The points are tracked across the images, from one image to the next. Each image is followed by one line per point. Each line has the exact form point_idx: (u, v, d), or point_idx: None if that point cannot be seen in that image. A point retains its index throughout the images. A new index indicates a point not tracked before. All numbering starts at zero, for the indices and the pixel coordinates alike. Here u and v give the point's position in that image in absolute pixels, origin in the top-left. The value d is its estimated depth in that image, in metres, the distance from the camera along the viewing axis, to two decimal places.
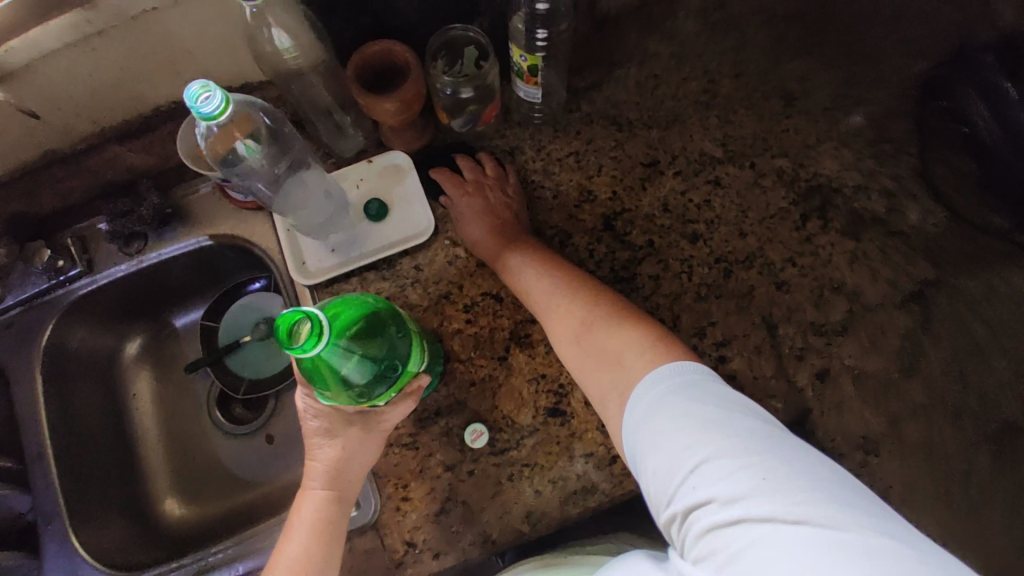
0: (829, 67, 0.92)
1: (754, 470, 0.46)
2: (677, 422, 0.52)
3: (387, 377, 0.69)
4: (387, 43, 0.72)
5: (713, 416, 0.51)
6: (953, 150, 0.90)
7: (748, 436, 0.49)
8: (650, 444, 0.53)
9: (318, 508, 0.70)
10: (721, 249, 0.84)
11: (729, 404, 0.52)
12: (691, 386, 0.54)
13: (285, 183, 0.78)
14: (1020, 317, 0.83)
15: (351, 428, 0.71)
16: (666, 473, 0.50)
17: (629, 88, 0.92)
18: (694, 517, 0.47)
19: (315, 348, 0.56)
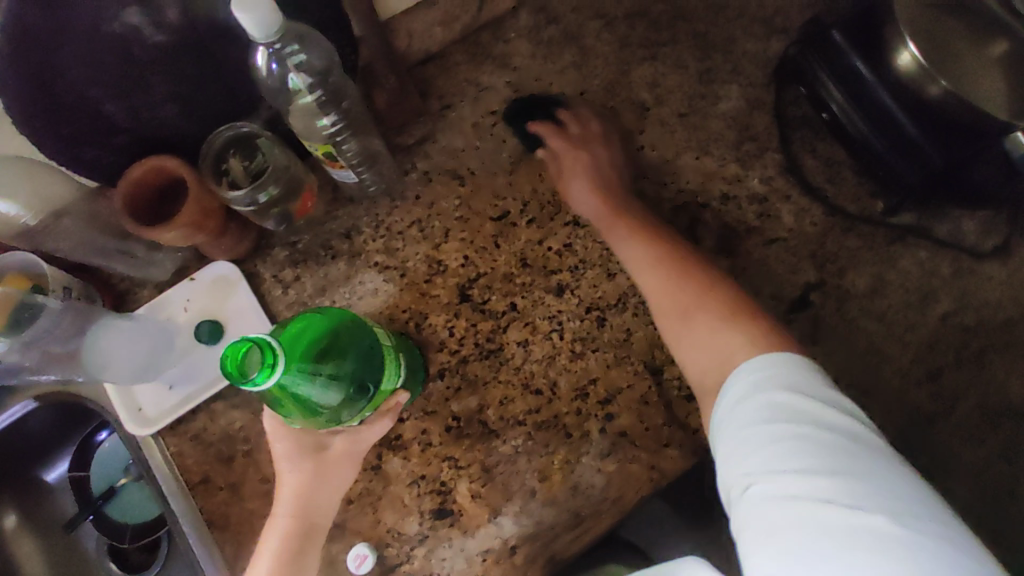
0: (675, 72, 0.86)
1: (841, 471, 0.45)
2: (766, 404, 0.51)
3: (360, 401, 0.63)
4: (154, 162, 0.63)
5: (808, 410, 0.49)
6: (819, 136, 0.83)
7: (834, 440, 0.47)
8: (736, 422, 0.52)
9: (283, 541, 0.65)
10: (589, 297, 0.77)
11: (833, 403, 0.50)
12: (798, 373, 0.52)
13: (82, 351, 0.69)
14: (909, 305, 0.79)
15: (328, 454, 0.67)
16: (743, 451, 0.49)
17: (466, 131, 0.82)
18: (752, 491, 0.47)
19: (266, 383, 0.49)
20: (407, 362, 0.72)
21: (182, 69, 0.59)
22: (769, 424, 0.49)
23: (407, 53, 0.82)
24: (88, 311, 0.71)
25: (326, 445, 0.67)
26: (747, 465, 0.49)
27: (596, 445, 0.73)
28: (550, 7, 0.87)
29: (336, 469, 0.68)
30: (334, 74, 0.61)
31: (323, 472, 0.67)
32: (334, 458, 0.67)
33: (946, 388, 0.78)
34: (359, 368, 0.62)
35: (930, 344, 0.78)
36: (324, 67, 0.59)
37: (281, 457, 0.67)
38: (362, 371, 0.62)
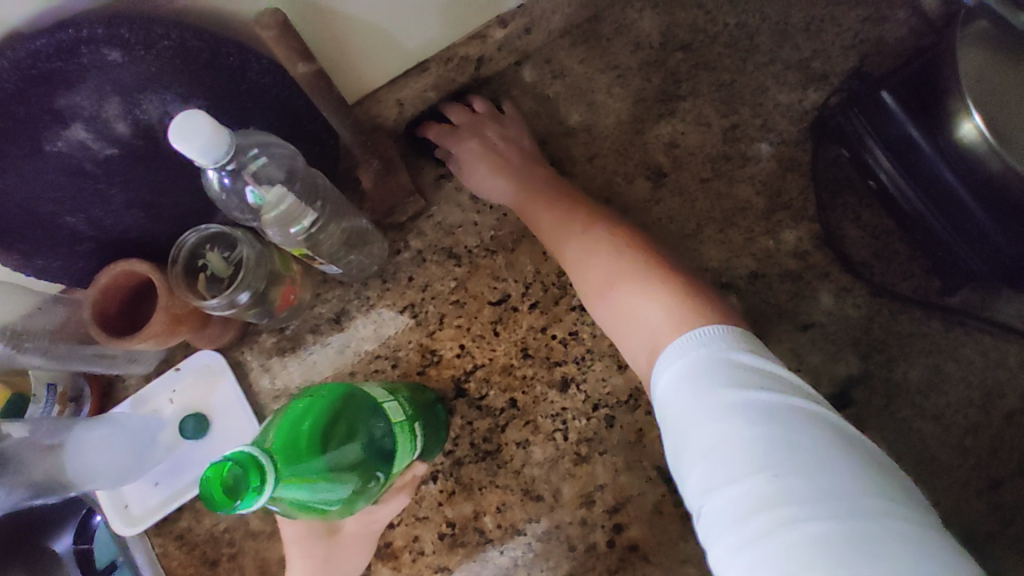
0: (697, 130, 0.77)
1: (784, 464, 0.39)
2: (695, 398, 0.43)
3: (367, 489, 0.51)
4: (123, 265, 0.59)
5: (737, 398, 0.42)
6: (863, 203, 0.73)
7: (771, 426, 0.40)
8: (672, 425, 0.45)
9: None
10: (597, 391, 0.70)
11: (763, 381, 0.43)
12: (723, 354, 0.45)
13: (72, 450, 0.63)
14: (968, 403, 0.69)
15: (342, 534, 0.60)
16: (689, 462, 0.42)
17: (463, 204, 0.76)
18: (704, 506, 0.41)
19: (252, 504, 0.37)
20: (428, 424, 0.65)
21: (141, 176, 0.56)
22: (703, 428, 0.42)
23: (398, 121, 0.75)
24: (58, 425, 0.64)
25: (337, 528, 0.59)
26: (695, 478, 0.42)
27: (603, 560, 0.67)
28: (556, 59, 0.78)
29: (349, 554, 0.61)
30: (298, 182, 0.56)
31: (335, 559, 0.60)
32: (346, 540, 0.60)
33: (1016, 501, 0.67)
34: (373, 448, 0.50)
35: (993, 449, 0.68)
36: (284, 180, 0.55)
37: (290, 542, 0.60)
38: (370, 460, 0.50)
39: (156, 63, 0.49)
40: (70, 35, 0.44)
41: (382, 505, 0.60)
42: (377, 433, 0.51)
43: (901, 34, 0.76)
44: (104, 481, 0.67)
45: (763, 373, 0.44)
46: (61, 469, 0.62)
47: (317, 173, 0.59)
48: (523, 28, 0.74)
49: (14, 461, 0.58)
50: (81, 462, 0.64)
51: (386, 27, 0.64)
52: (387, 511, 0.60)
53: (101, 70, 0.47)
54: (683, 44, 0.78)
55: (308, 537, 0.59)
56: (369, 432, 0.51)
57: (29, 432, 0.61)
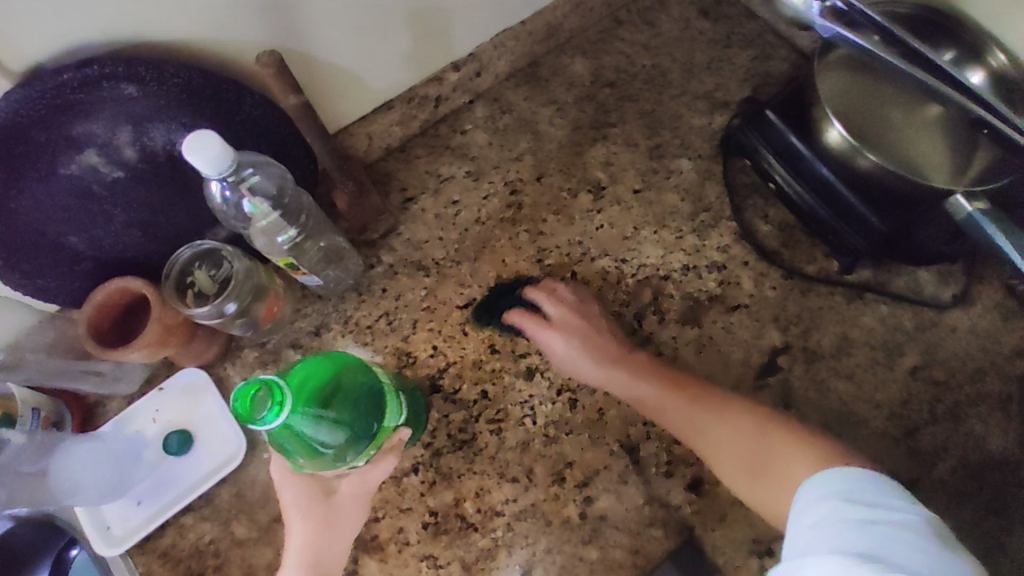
0: (627, 149, 0.89)
1: (898, 565, 0.44)
2: (840, 508, 0.50)
3: (361, 440, 0.58)
4: (118, 285, 0.64)
5: (856, 508, 0.50)
6: (769, 202, 0.86)
7: (905, 539, 0.46)
8: (807, 520, 0.51)
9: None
10: (560, 378, 0.77)
11: (912, 512, 0.49)
12: (874, 487, 0.52)
13: (55, 468, 0.67)
14: (874, 363, 0.80)
15: (339, 493, 0.64)
16: (814, 544, 0.49)
17: (430, 222, 0.85)
18: (811, 571, 0.47)
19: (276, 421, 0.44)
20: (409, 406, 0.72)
21: (140, 197, 0.63)
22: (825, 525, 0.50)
23: (367, 153, 0.84)
24: (50, 439, 0.68)
25: (333, 489, 0.64)
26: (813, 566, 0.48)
27: (577, 532, 0.72)
28: (503, 98, 0.91)
29: (348, 514, 0.65)
30: (288, 194, 0.64)
31: (334, 519, 0.64)
32: (343, 500, 0.64)
33: (926, 443, 0.77)
34: (358, 409, 0.58)
35: (902, 400, 0.79)
36: (276, 192, 0.63)
37: (290, 507, 0.63)
38: (359, 413, 0.58)
39: (166, 98, 0.57)
40: (95, 72, 0.52)
41: (373, 469, 0.63)
42: (363, 398, 0.59)
43: (785, 68, 0.92)
44: (88, 497, 0.70)
45: (908, 506, 0.50)
46: (43, 485, 0.66)
47: (309, 202, 0.67)
48: (473, 72, 0.87)
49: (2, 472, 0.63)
50: (62, 480, 0.67)
51: (357, 72, 0.75)
52: (379, 473, 0.64)
53: (117, 103, 0.55)
54: (609, 81, 0.92)
55: (309, 500, 0.63)
56: (355, 396, 0.58)
57: (23, 441, 0.65)
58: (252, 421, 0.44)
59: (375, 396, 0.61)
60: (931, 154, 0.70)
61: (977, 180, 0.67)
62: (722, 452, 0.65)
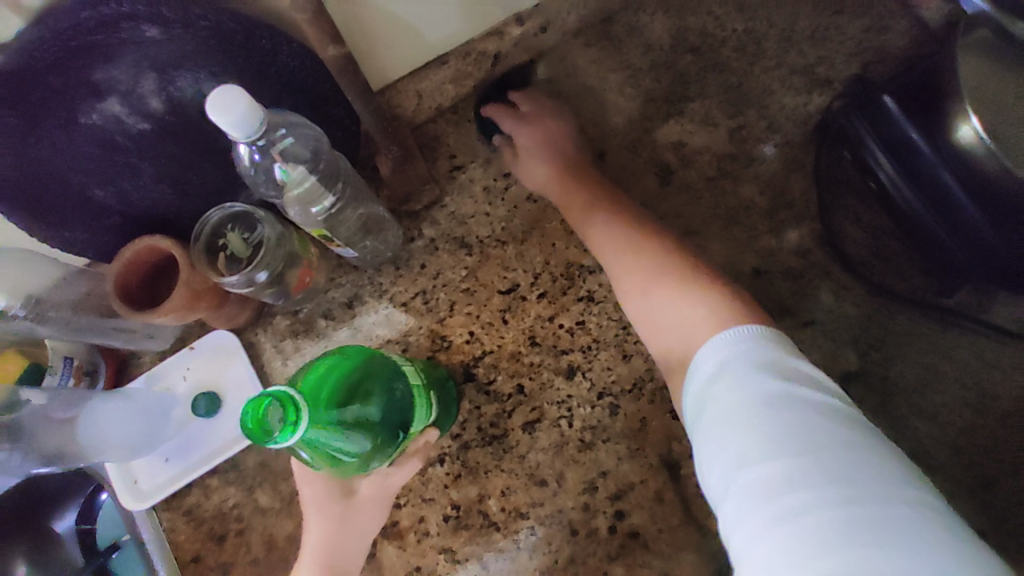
0: (705, 129, 0.79)
1: (802, 442, 0.42)
2: (731, 389, 0.46)
3: (390, 445, 0.53)
4: (147, 240, 0.61)
5: (773, 389, 0.45)
6: (864, 204, 0.75)
7: (798, 412, 0.43)
8: (706, 407, 0.48)
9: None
10: (602, 380, 0.71)
11: (795, 378, 0.46)
12: (759, 351, 0.49)
13: (82, 424, 0.65)
14: (960, 401, 0.71)
15: (357, 497, 0.61)
16: (719, 438, 0.45)
17: (476, 195, 0.78)
18: (730, 485, 0.43)
19: (291, 443, 0.39)
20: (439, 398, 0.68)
21: (169, 152, 0.58)
22: (741, 408, 0.45)
23: (415, 113, 0.77)
24: (75, 396, 0.66)
25: (353, 489, 0.61)
26: (722, 458, 0.44)
27: (605, 546, 0.67)
28: (569, 59, 0.81)
29: (366, 514, 0.63)
30: (325, 161, 0.58)
31: (351, 518, 0.62)
32: (362, 502, 0.62)
33: (1009, 498, 0.69)
34: (388, 411, 0.53)
35: (988, 446, 0.70)
36: (311, 158, 0.57)
37: (309, 503, 0.62)
38: (390, 417, 0.53)
39: (192, 43, 0.51)
40: (111, 10, 0.46)
41: (397, 471, 0.61)
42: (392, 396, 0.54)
43: (904, 45, 0.78)
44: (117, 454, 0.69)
45: (794, 370, 0.47)
46: (71, 443, 0.64)
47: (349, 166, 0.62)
48: (539, 27, 0.77)
49: (26, 431, 0.61)
50: (88, 437, 0.65)
51: (410, 20, 0.67)
52: (403, 475, 0.62)
53: (139, 46, 0.49)
54: (693, 47, 0.81)
55: (329, 498, 0.61)
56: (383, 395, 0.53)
57: (45, 401, 0.64)
58: (268, 439, 0.39)
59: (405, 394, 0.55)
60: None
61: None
62: (635, 289, 0.64)
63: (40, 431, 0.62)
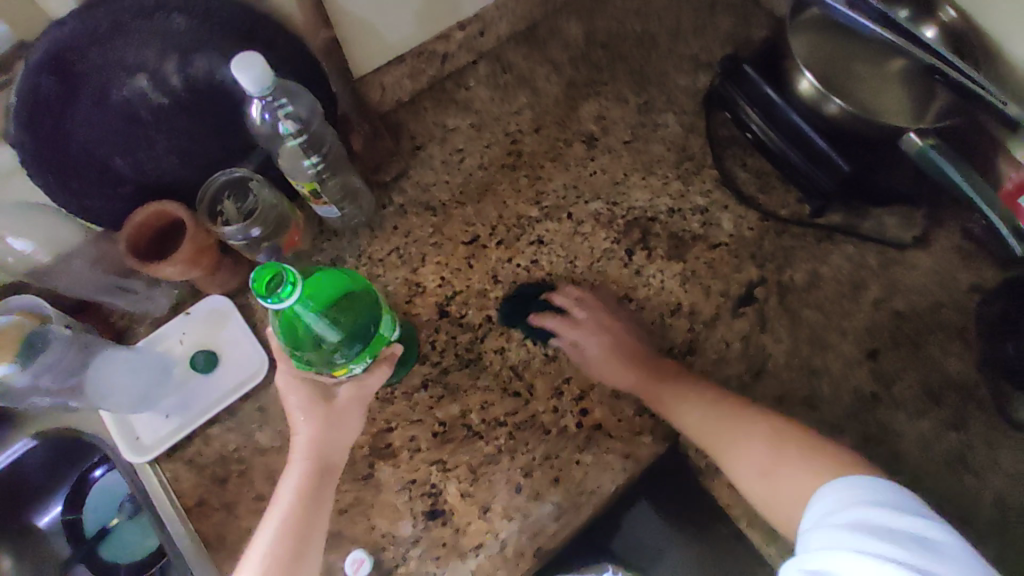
0: (619, 105, 0.98)
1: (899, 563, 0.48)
2: (845, 513, 0.55)
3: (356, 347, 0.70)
4: (156, 205, 0.71)
5: (884, 514, 0.53)
6: (748, 152, 0.95)
7: (901, 539, 0.50)
8: (818, 528, 0.55)
9: (297, 490, 0.69)
10: (558, 305, 0.85)
11: (914, 514, 0.52)
12: (880, 491, 0.56)
13: (95, 365, 0.76)
14: (842, 295, 0.88)
15: (334, 402, 0.72)
16: (822, 539, 0.53)
17: (436, 167, 0.92)
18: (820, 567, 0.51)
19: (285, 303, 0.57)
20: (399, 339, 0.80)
21: (181, 126, 0.70)
22: (846, 525, 0.53)
23: (380, 102, 0.91)
24: (95, 342, 0.77)
25: (332, 394, 0.72)
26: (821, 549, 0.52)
27: (573, 439, 0.79)
28: (504, 56, 0.99)
29: (347, 418, 0.73)
30: (317, 121, 0.70)
31: (334, 422, 0.72)
32: (341, 406, 0.72)
33: (890, 365, 0.85)
34: (354, 326, 0.70)
35: (867, 327, 0.86)
36: (307, 115, 0.69)
37: (295, 408, 0.71)
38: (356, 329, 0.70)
39: (202, 29, 0.65)
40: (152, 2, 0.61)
41: (370, 376, 0.73)
42: (361, 313, 0.71)
43: (764, 32, 1.00)
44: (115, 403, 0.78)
45: (916, 511, 0.53)
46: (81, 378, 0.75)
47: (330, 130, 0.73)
48: (478, 31, 0.94)
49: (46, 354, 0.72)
50: (95, 377, 0.75)
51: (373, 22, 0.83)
52: (376, 381, 0.74)
53: (164, 32, 0.63)
54: (602, 43, 1.00)
55: (311, 404, 0.71)
56: (355, 312, 0.71)
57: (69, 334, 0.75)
58: (264, 294, 0.57)
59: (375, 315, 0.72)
60: (898, 105, 0.75)
61: (933, 119, 0.73)
62: (726, 439, 0.71)
63: (60, 359, 0.73)
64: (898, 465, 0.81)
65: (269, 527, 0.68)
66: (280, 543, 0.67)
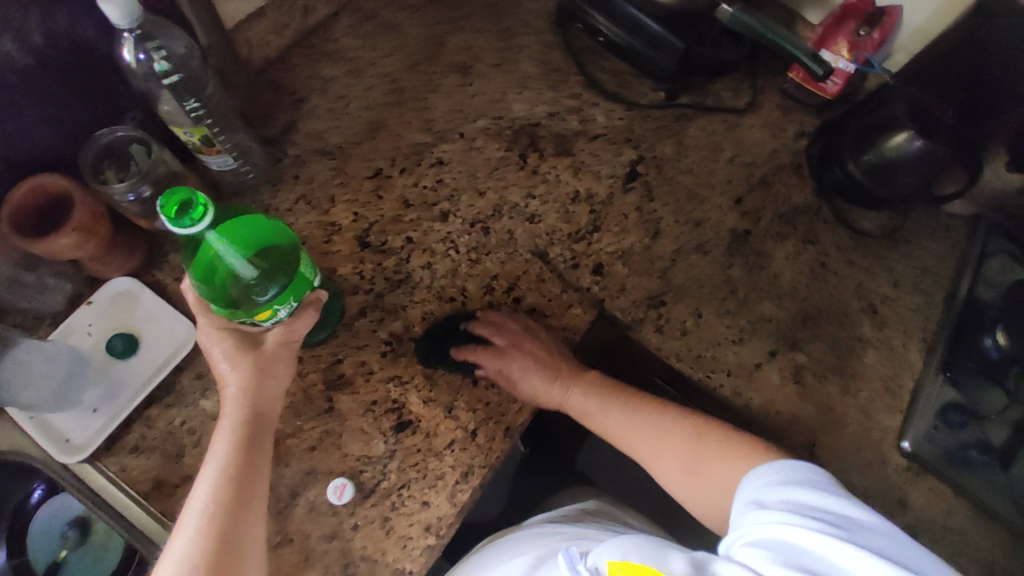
0: (481, 34, 1.05)
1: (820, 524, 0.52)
2: (772, 496, 0.58)
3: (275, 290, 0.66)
4: (35, 179, 0.68)
5: (806, 492, 0.57)
6: (604, 56, 1.06)
7: (823, 511, 0.54)
8: (748, 511, 0.58)
9: (229, 445, 0.65)
10: (470, 214, 0.90)
11: (832, 492, 0.57)
12: (801, 474, 0.60)
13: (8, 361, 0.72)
14: (704, 159, 1.02)
15: (264, 347, 0.69)
16: (753, 519, 0.56)
17: (322, 115, 0.94)
18: (752, 535, 0.54)
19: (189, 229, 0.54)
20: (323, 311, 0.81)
21: (50, 90, 0.67)
22: (775, 504, 0.57)
23: (249, 59, 0.92)
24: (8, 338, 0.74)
25: (260, 339, 0.69)
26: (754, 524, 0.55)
27: (514, 326, 0.85)
28: (364, 6, 1.02)
29: (278, 365, 0.70)
30: (194, 61, 0.71)
31: (265, 368, 0.69)
32: (270, 351, 0.69)
33: (753, 206, 1.00)
34: (275, 268, 0.67)
35: (728, 180, 1.01)
36: (186, 52, 0.70)
37: (220, 359, 0.67)
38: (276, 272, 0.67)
39: None
40: None
41: (297, 321, 0.70)
42: (279, 255, 0.68)
43: None
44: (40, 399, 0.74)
45: (834, 489, 0.57)
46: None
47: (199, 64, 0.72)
48: None
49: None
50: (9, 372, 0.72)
51: None
52: (304, 326, 0.71)
53: None
54: None
55: (237, 350, 0.67)
56: (274, 256, 0.68)
57: None
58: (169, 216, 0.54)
59: (295, 258, 0.69)
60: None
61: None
62: (635, 429, 0.77)
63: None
64: (779, 282, 0.96)
65: (202, 487, 0.62)
66: (216, 500, 0.61)
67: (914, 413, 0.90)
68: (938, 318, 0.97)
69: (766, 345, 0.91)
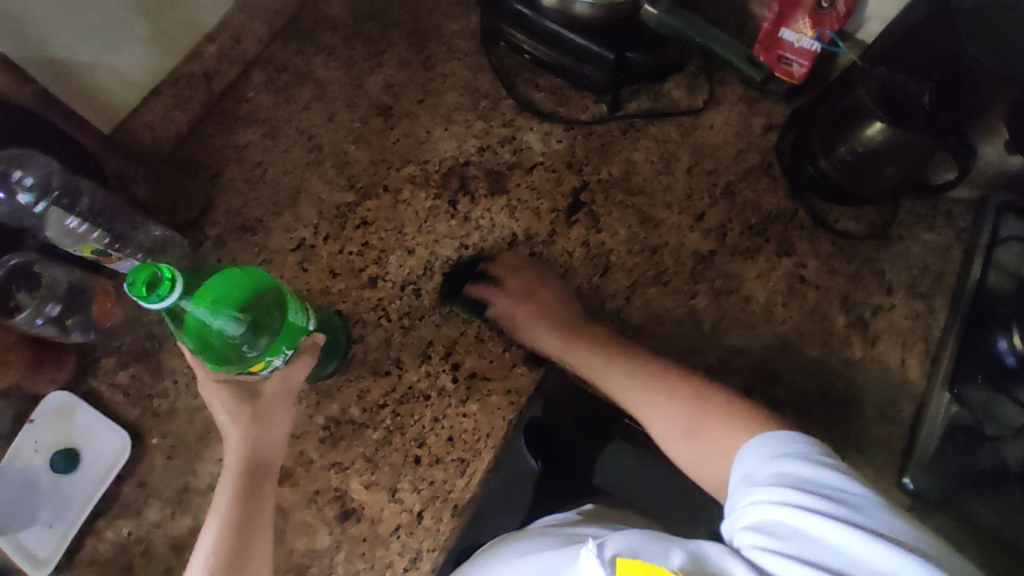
0: (402, 68, 0.96)
1: (851, 523, 0.39)
2: (768, 482, 0.43)
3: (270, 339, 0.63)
4: None
5: (807, 475, 0.43)
6: (537, 73, 0.96)
7: (840, 497, 0.41)
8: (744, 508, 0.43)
9: (231, 500, 0.62)
10: (401, 276, 0.85)
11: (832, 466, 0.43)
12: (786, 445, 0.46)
13: None
14: (658, 172, 0.92)
15: (263, 397, 0.66)
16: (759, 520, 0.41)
17: (241, 188, 0.90)
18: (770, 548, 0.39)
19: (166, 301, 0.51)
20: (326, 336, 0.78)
21: None
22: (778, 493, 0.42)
23: (156, 142, 0.87)
24: None
25: (258, 390, 0.66)
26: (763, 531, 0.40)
27: (455, 395, 0.80)
28: (275, 58, 0.96)
29: (275, 412, 0.67)
30: (58, 176, 0.68)
31: (264, 418, 0.66)
32: (268, 399, 0.66)
33: (717, 219, 0.90)
34: (265, 317, 0.63)
35: (688, 194, 0.91)
36: (51, 169, 0.68)
37: (220, 411, 0.64)
38: (266, 320, 0.63)
39: None
40: None
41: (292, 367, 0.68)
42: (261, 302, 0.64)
43: None
44: None
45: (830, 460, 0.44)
46: None
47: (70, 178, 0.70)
48: (232, 39, 0.90)
49: None
50: None
51: (114, 65, 0.78)
52: (301, 371, 0.69)
53: None
54: (369, 15, 0.98)
55: (236, 403, 0.64)
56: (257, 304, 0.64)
57: None
58: (142, 295, 0.51)
59: (280, 302, 0.65)
60: None
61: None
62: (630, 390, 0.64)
63: None
64: (751, 305, 0.86)
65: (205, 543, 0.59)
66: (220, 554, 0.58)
67: (916, 442, 0.80)
68: (940, 325, 0.85)
69: (736, 378, 0.83)
